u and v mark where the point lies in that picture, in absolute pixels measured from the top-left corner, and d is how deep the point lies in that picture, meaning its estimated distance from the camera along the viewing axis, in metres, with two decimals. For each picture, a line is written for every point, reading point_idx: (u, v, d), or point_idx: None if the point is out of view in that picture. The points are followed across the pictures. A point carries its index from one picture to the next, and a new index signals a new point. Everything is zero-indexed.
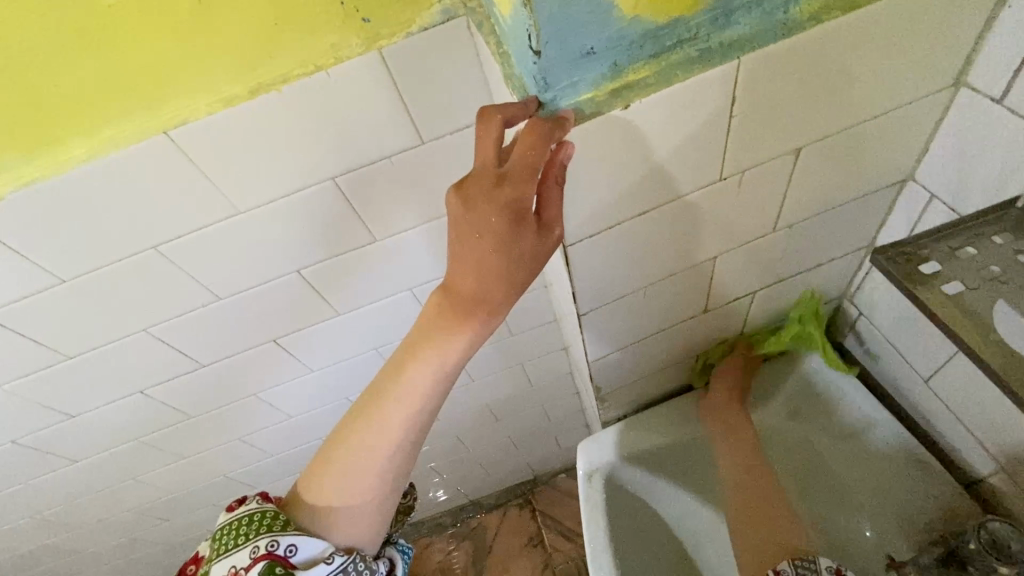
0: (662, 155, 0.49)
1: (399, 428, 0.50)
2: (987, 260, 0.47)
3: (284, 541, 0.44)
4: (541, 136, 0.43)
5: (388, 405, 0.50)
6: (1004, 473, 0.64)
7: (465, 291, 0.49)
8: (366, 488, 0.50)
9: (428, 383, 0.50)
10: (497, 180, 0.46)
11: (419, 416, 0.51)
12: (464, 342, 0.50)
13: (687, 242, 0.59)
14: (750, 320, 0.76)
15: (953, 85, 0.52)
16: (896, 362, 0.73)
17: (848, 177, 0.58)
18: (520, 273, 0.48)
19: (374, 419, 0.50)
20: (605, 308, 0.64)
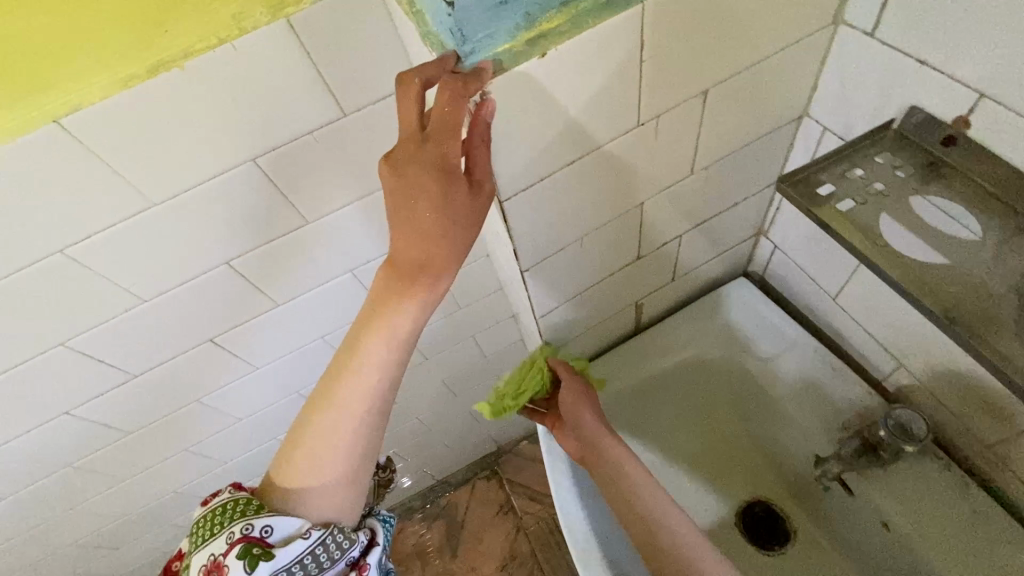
0: (583, 105, 0.48)
1: (359, 401, 0.50)
2: (873, 179, 0.52)
3: (259, 526, 0.49)
4: (459, 89, 0.40)
5: (348, 384, 0.50)
6: (904, 368, 0.70)
7: (410, 263, 0.46)
8: (337, 464, 0.51)
9: (386, 358, 0.50)
10: (422, 143, 0.43)
11: (379, 389, 0.51)
12: (415, 309, 0.48)
13: (606, 199, 0.60)
14: (681, 263, 0.79)
15: (833, 24, 0.54)
16: (811, 287, 0.78)
17: (754, 112, 0.59)
18: (465, 235, 0.45)
19: (333, 397, 0.50)
20: (546, 264, 0.64)
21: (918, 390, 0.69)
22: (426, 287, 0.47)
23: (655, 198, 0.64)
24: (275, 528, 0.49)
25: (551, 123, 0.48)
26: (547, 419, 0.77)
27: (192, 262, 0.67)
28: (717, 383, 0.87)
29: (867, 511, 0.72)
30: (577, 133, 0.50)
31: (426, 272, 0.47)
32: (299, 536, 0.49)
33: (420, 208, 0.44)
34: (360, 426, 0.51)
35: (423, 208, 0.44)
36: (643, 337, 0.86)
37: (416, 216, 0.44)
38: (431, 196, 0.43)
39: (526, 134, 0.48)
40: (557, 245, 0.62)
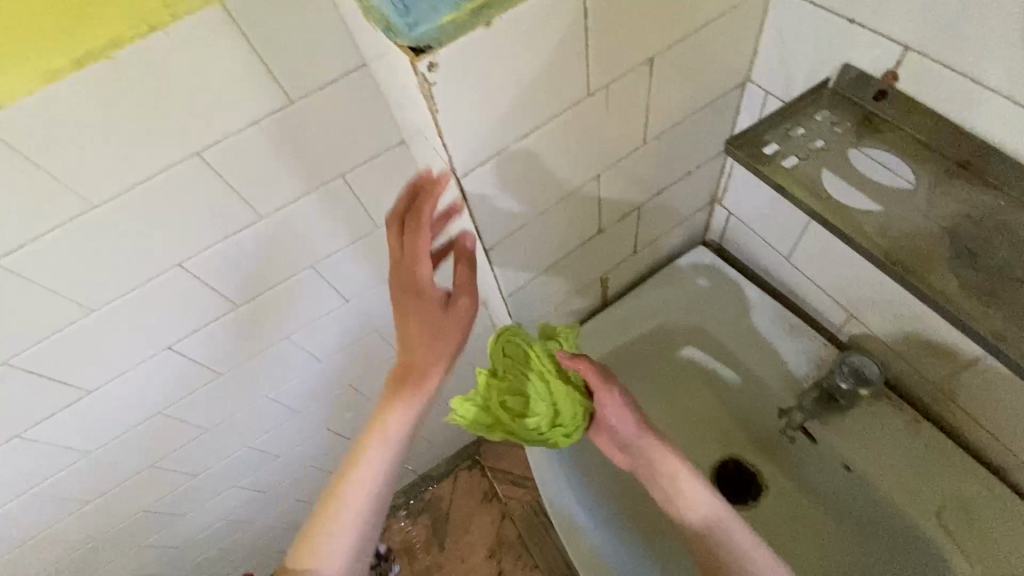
0: (531, 76, 0.48)
1: (368, 479, 0.61)
2: (814, 136, 0.55)
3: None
4: (425, 221, 0.54)
5: (361, 466, 0.61)
6: (854, 318, 0.73)
7: (410, 365, 0.60)
8: (346, 545, 0.59)
9: (392, 441, 0.61)
10: (410, 275, 0.56)
11: (385, 471, 0.61)
12: (415, 399, 0.61)
13: (563, 173, 0.60)
14: (642, 235, 0.81)
15: None
16: (765, 249, 0.81)
17: (699, 80, 0.61)
18: (452, 336, 0.59)
19: (348, 480, 0.61)
20: (508, 241, 0.65)
21: (868, 338, 0.73)
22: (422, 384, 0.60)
23: (610, 170, 0.65)
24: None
25: (502, 96, 0.48)
26: (584, 433, 0.72)
27: (141, 266, 0.64)
28: (683, 350, 0.90)
29: (829, 457, 0.76)
30: (528, 105, 0.50)
31: (424, 370, 0.60)
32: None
33: (416, 317, 0.58)
34: (367, 503, 0.60)
35: (419, 328, 0.58)
36: (609, 311, 0.88)
37: (411, 332, 0.59)
38: (416, 310, 0.58)
39: (478, 108, 0.47)
40: (518, 222, 0.62)
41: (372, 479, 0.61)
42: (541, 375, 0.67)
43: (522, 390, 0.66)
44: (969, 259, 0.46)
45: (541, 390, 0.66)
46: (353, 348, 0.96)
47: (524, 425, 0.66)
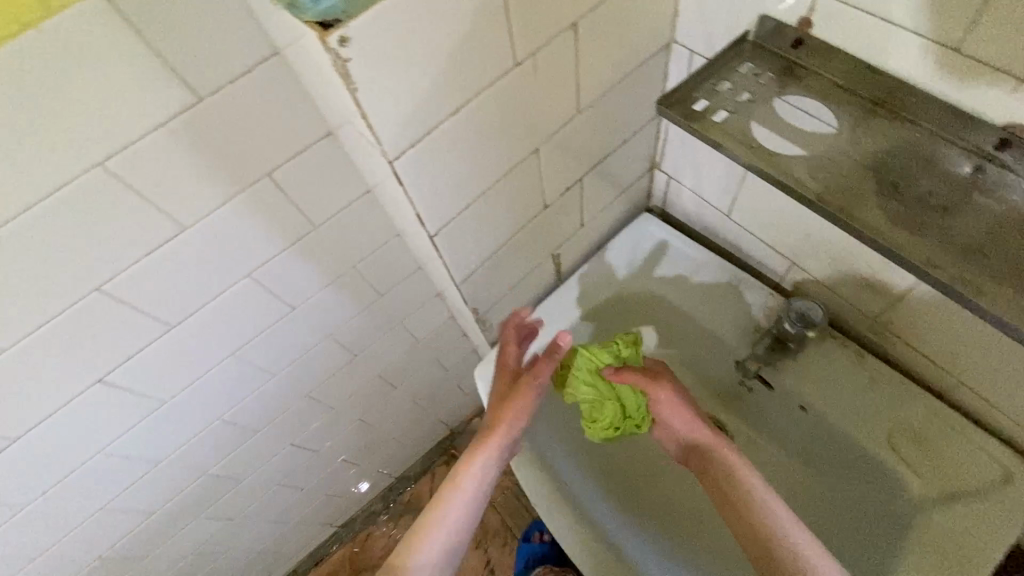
0: (453, 48, 0.46)
1: (448, 518, 0.64)
2: (740, 89, 0.55)
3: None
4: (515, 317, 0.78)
5: (443, 506, 0.65)
6: (795, 265, 0.76)
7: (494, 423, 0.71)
8: None
9: (472, 484, 0.67)
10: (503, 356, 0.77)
11: (464, 516, 0.65)
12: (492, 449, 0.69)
13: (500, 149, 0.59)
14: (588, 207, 0.81)
15: None
16: (707, 209, 0.83)
17: (625, 43, 0.61)
18: (520, 402, 0.71)
19: (428, 518, 0.64)
20: (453, 226, 0.63)
21: (809, 282, 0.76)
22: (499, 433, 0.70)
23: (548, 143, 0.64)
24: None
25: (425, 70, 0.45)
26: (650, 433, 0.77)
27: (54, 294, 0.58)
28: (640, 316, 0.91)
29: (785, 401, 0.78)
30: (454, 80, 0.48)
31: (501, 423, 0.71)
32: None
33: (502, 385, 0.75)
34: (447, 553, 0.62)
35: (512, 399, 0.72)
36: (564, 286, 0.88)
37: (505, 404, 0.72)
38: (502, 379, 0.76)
39: (401, 84, 0.45)
40: (460, 204, 0.61)
41: (452, 521, 0.64)
42: (598, 378, 0.73)
43: (585, 397, 0.73)
44: (892, 189, 0.47)
45: (600, 392, 0.72)
46: (308, 356, 0.92)
47: (602, 426, 0.73)
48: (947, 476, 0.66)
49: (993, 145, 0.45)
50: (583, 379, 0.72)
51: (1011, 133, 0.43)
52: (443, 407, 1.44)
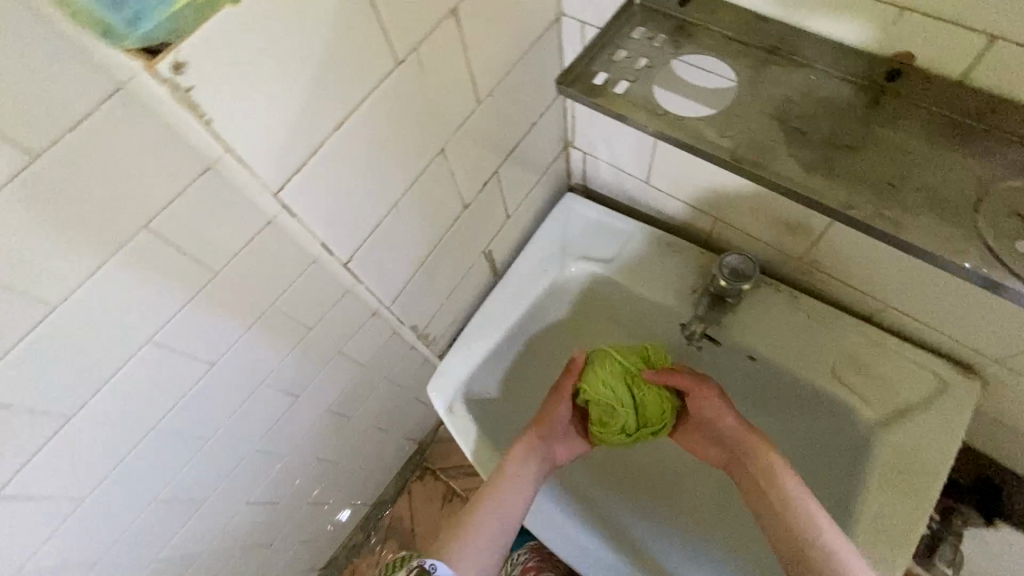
0: (321, 54, 0.41)
1: (504, 492, 0.68)
2: (636, 55, 0.53)
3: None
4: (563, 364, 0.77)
5: (500, 484, 0.68)
6: (718, 220, 0.77)
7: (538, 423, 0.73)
8: (478, 548, 0.65)
9: (522, 467, 0.70)
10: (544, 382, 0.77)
11: (517, 492, 0.68)
12: (538, 440, 0.72)
13: (403, 157, 0.55)
14: (510, 198, 0.78)
15: None
16: (626, 178, 0.82)
17: (512, 23, 0.57)
18: (557, 407, 0.73)
19: (487, 493, 0.68)
20: (368, 245, 0.58)
21: (734, 234, 0.77)
22: (544, 428, 0.72)
23: (453, 140, 0.60)
24: (435, 567, 0.62)
25: (290, 84, 0.40)
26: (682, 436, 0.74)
27: None
28: (580, 297, 0.89)
29: (733, 354, 0.78)
30: (330, 90, 0.43)
31: (544, 422, 0.73)
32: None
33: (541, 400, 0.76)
34: (496, 538, 0.66)
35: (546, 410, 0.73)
36: (501, 282, 0.84)
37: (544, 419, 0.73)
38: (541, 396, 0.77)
39: (265, 103, 0.39)
40: (370, 221, 0.56)
41: (509, 496, 0.68)
42: (625, 379, 0.70)
43: (599, 400, 0.70)
44: (801, 136, 0.46)
45: (616, 395, 0.69)
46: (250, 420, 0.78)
47: (614, 432, 0.70)
48: (889, 396, 0.68)
49: (886, 76, 0.45)
50: (604, 380, 0.69)
51: (900, 61, 0.43)
52: (408, 424, 1.38)
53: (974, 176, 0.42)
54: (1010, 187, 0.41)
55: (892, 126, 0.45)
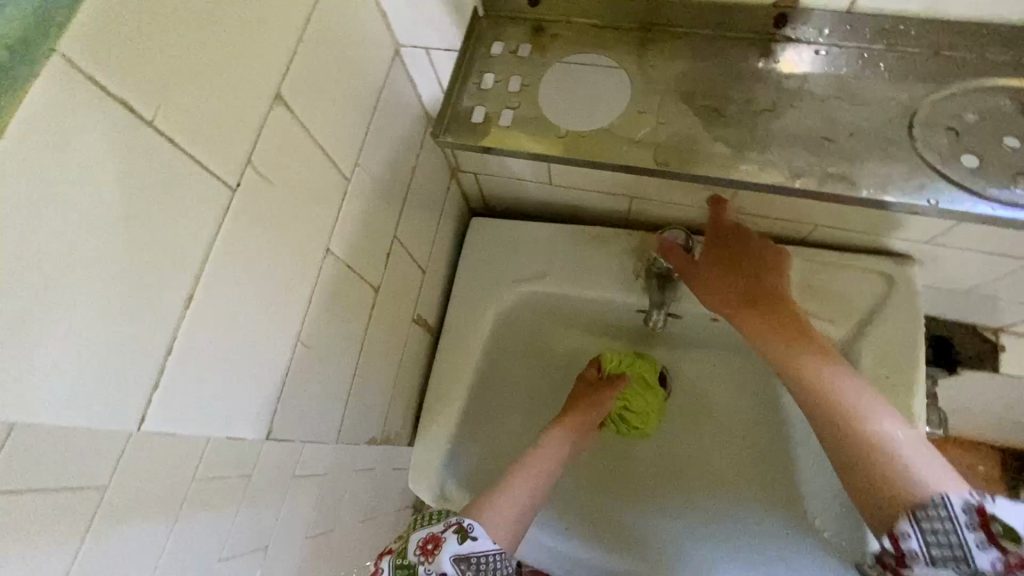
0: (115, 223, 0.30)
1: (539, 456, 0.63)
2: (506, 75, 0.47)
3: (433, 568, 0.50)
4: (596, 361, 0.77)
5: (538, 451, 0.64)
6: (632, 198, 0.71)
7: (578, 401, 0.72)
8: (511, 505, 0.57)
9: (559, 438, 0.67)
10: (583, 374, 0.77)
11: (546, 461, 0.64)
12: (577, 419, 0.70)
13: (286, 279, 0.44)
14: (418, 254, 0.69)
15: None
16: (525, 186, 0.74)
17: (351, 80, 0.48)
18: (600, 398, 0.72)
19: (526, 455, 0.63)
20: (286, 392, 0.47)
21: (653, 207, 0.72)
22: (584, 408, 0.71)
23: (336, 231, 0.50)
24: (473, 528, 0.53)
25: (92, 283, 0.29)
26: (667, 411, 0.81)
27: None
28: (521, 323, 0.80)
29: (695, 322, 0.74)
30: (152, 256, 0.33)
31: (585, 403, 0.71)
32: (468, 537, 0.53)
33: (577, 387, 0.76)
34: (528, 500, 0.59)
35: (586, 408, 0.71)
36: (443, 341, 0.76)
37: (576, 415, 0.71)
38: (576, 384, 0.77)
39: (65, 325, 0.29)
40: (276, 366, 0.45)
41: (544, 461, 0.63)
42: (651, 389, 0.78)
43: (637, 407, 0.77)
44: (717, 116, 0.42)
45: (652, 404, 0.78)
46: None
47: (636, 433, 0.79)
48: (850, 308, 0.69)
49: (772, 24, 0.43)
50: (642, 396, 0.77)
51: (784, 6, 0.41)
52: None
53: (896, 101, 0.40)
54: (933, 100, 0.40)
55: (802, 78, 0.42)
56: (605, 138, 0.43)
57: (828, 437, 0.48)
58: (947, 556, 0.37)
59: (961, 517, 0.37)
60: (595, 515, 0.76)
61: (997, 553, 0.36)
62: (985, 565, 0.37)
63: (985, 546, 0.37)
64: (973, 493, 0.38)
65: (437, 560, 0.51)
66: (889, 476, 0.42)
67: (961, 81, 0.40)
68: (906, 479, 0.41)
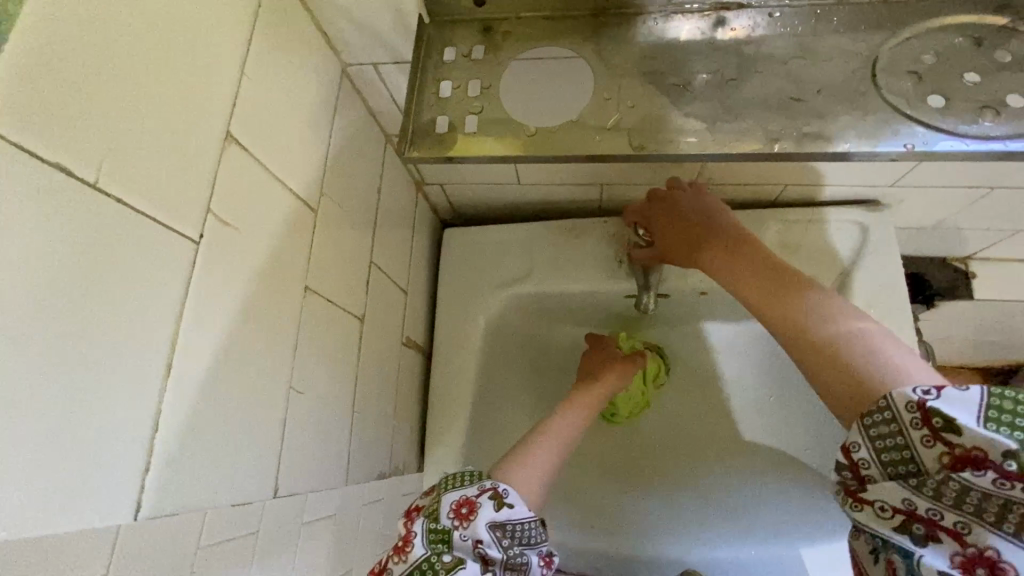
0: (70, 300, 0.27)
1: (557, 428, 0.58)
2: (463, 81, 0.45)
3: (468, 535, 0.44)
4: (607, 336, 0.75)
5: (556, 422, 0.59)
6: (602, 185, 0.70)
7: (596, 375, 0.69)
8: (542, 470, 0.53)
9: (573, 413, 0.61)
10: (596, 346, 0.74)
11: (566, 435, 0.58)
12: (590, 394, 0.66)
13: (266, 327, 0.42)
14: (397, 276, 0.66)
15: None
16: (494, 189, 0.73)
17: (302, 108, 0.46)
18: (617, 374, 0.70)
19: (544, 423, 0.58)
20: (286, 443, 0.44)
21: (624, 191, 0.71)
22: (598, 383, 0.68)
23: (311, 267, 0.47)
24: (509, 494, 0.48)
25: (56, 372, 0.27)
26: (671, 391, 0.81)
27: None
28: (512, 327, 0.78)
29: (684, 298, 0.74)
30: (118, 328, 0.30)
31: (602, 378, 0.69)
32: (504, 504, 0.47)
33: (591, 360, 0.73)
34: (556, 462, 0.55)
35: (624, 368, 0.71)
36: (437, 358, 0.74)
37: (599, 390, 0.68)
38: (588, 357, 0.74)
39: (33, 424, 0.26)
40: (270, 418, 0.42)
41: (563, 435, 0.58)
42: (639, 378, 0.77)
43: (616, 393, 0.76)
44: (685, 91, 0.41)
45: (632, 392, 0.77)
46: None
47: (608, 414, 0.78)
48: (831, 260, 0.69)
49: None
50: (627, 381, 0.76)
51: None
52: None
53: (855, 52, 0.41)
54: (890, 47, 0.41)
55: (759, 42, 0.43)
56: (575, 130, 0.42)
57: (795, 348, 0.40)
58: (895, 462, 0.32)
59: (902, 416, 0.32)
60: (618, 507, 0.75)
61: (943, 449, 0.31)
62: (932, 468, 0.31)
63: (928, 443, 0.31)
64: (917, 387, 0.32)
65: (473, 525, 0.45)
66: (853, 375, 0.35)
67: (911, 27, 0.41)
68: (875, 377, 0.35)
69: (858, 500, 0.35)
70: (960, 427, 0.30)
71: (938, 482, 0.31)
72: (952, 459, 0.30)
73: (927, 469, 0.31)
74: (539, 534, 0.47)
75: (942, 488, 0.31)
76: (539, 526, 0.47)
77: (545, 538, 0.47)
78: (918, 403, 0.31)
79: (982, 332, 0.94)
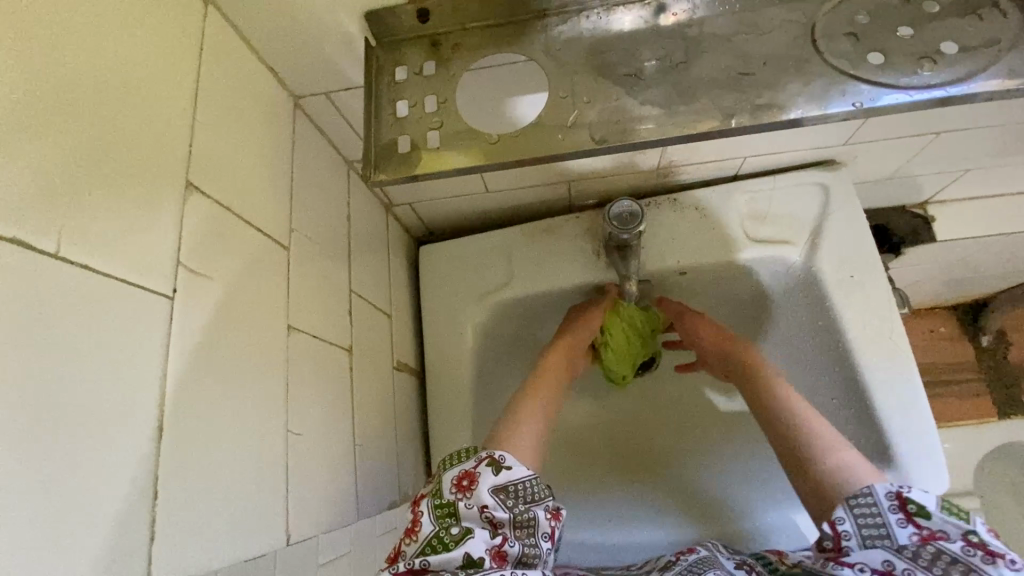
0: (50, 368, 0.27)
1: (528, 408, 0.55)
2: (418, 99, 0.45)
3: (472, 503, 0.44)
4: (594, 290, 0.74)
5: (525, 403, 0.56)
6: (570, 182, 0.71)
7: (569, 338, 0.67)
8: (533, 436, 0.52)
9: (533, 408, 0.55)
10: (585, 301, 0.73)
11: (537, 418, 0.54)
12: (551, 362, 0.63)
13: (253, 371, 0.41)
14: (379, 300, 0.65)
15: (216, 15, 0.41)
16: (463, 201, 0.73)
17: (261, 145, 0.45)
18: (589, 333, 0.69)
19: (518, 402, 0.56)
20: (290, 485, 0.43)
21: (592, 185, 0.72)
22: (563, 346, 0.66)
23: (290, 304, 0.46)
24: (506, 458, 0.47)
25: (40, 457, 0.26)
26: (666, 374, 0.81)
27: None
28: (501, 335, 0.78)
29: (666, 280, 0.75)
30: (100, 389, 0.29)
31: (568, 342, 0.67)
32: (503, 467, 0.46)
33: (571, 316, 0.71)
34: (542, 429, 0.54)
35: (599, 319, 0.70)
36: (432, 377, 0.73)
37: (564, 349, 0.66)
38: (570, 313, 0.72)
39: (25, 502, 0.25)
40: (271, 462, 0.41)
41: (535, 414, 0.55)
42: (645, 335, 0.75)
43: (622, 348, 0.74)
44: (638, 79, 0.42)
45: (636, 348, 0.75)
46: None
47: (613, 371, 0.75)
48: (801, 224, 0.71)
49: None
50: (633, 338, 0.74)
51: None
52: None
53: (793, 22, 0.43)
54: (824, 14, 0.43)
55: (700, 23, 0.44)
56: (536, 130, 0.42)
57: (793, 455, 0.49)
58: (874, 535, 0.40)
59: (883, 502, 0.41)
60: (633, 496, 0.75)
61: (913, 528, 0.39)
62: (906, 540, 0.39)
63: (901, 523, 0.39)
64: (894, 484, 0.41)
65: (475, 494, 0.44)
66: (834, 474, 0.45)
67: None
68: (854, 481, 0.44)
69: (839, 563, 0.40)
70: (928, 511, 0.39)
71: (912, 547, 0.38)
72: (921, 535, 0.39)
73: (898, 542, 0.39)
74: (543, 490, 0.47)
75: (918, 551, 0.38)
76: (541, 481, 0.47)
77: (549, 493, 0.47)
78: (896, 493, 0.41)
79: (947, 274, 0.98)
